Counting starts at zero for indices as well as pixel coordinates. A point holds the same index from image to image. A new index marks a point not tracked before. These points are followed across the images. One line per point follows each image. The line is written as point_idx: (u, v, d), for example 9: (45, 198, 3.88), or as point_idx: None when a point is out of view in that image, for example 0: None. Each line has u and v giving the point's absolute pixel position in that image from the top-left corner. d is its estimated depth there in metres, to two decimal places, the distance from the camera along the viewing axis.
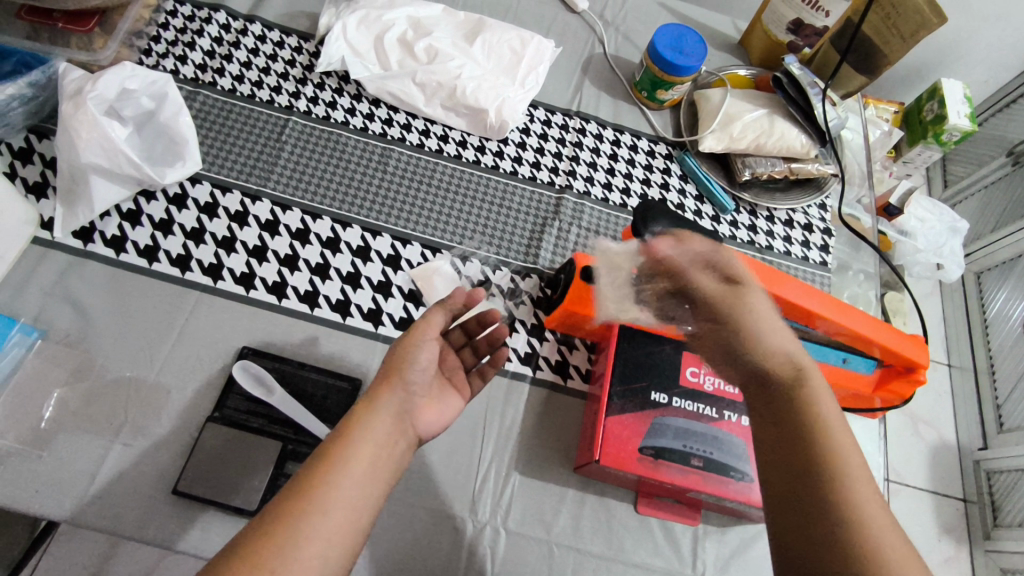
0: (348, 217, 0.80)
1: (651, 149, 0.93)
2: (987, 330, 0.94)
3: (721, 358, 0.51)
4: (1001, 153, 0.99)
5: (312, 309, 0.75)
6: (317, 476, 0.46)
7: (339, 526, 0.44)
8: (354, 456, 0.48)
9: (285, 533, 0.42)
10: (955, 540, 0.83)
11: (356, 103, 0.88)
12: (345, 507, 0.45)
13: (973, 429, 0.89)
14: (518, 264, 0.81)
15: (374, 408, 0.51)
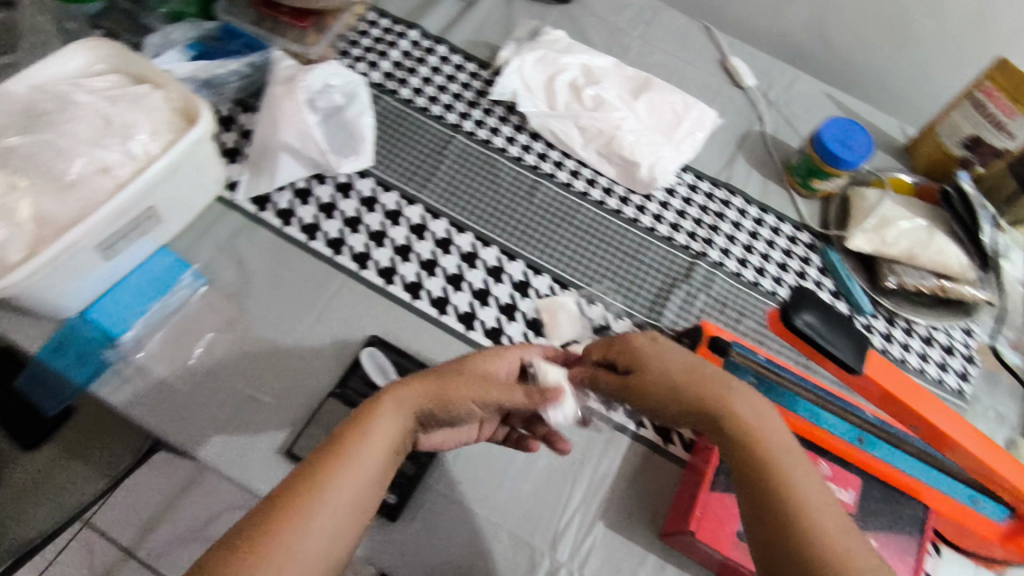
0: (489, 237, 0.84)
1: (793, 235, 0.91)
2: None
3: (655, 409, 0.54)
4: None
5: (440, 315, 0.78)
6: (309, 485, 0.46)
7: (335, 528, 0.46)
8: (349, 468, 0.48)
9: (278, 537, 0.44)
10: None
11: (517, 134, 0.92)
12: (340, 509, 0.47)
13: None
14: (641, 318, 0.82)
15: (375, 421, 0.50)
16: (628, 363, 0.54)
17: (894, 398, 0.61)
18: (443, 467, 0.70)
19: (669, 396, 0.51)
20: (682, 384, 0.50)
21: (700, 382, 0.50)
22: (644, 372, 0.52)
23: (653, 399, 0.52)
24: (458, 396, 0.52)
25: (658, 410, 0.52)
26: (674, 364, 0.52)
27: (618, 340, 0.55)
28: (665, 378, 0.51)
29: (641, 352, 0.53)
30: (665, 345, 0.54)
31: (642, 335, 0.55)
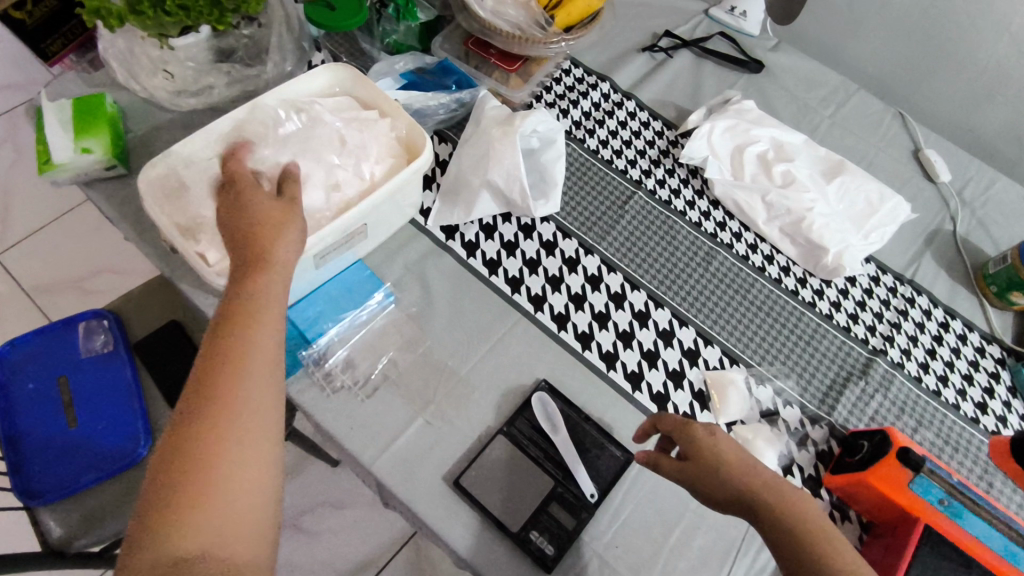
0: (662, 298, 0.84)
1: (982, 346, 0.86)
2: None
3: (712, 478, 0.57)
4: None
5: (608, 370, 0.78)
6: (213, 403, 0.47)
7: (262, 445, 0.48)
8: (221, 382, 0.48)
9: (199, 476, 0.44)
10: None
11: (697, 199, 0.93)
12: (255, 428, 0.48)
13: None
14: (812, 408, 0.79)
15: (255, 311, 0.51)
16: (690, 450, 0.60)
17: None
18: (601, 528, 0.68)
19: (723, 482, 0.57)
20: (744, 476, 0.56)
21: (744, 469, 0.57)
22: (702, 460, 0.58)
23: (717, 471, 0.57)
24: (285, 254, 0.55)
25: (710, 495, 0.57)
26: (738, 460, 0.58)
27: (689, 427, 0.61)
28: (727, 472, 0.57)
29: (701, 442, 0.59)
30: (723, 438, 0.60)
31: (697, 423, 0.61)
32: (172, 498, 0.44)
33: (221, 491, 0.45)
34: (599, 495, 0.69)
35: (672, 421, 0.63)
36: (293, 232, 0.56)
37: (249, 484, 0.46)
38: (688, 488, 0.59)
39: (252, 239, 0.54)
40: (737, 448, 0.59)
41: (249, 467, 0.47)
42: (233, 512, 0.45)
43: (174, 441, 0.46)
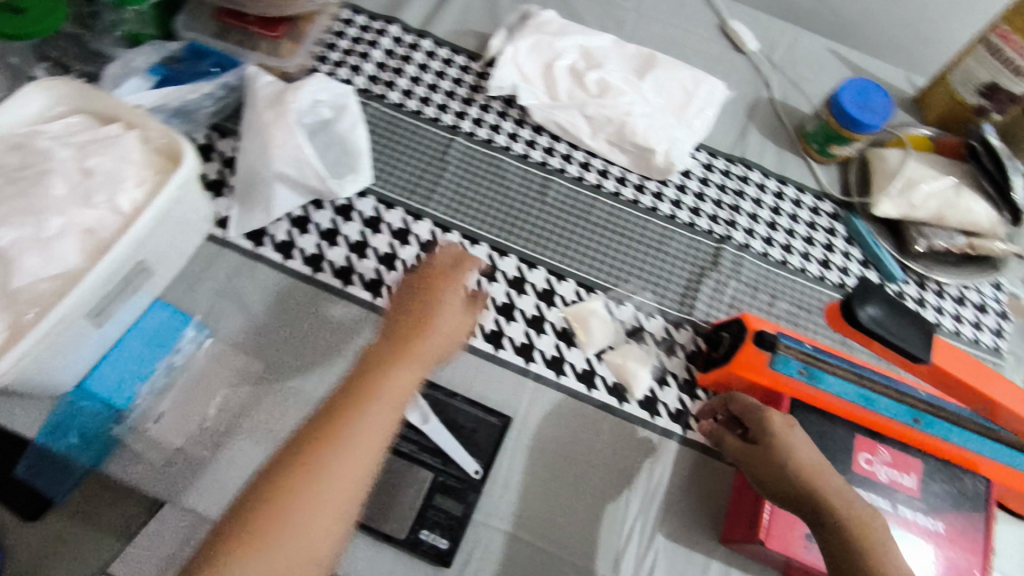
0: (505, 245, 0.79)
1: (816, 205, 0.88)
2: None
3: (767, 469, 0.57)
4: None
5: (466, 337, 0.73)
6: (326, 439, 0.47)
7: (349, 486, 0.46)
8: (332, 461, 0.46)
9: (289, 497, 0.44)
10: None
11: (519, 129, 0.87)
12: (354, 466, 0.47)
13: None
14: (674, 313, 0.78)
15: (394, 371, 0.52)
16: (760, 433, 0.59)
17: (961, 384, 0.59)
18: (491, 500, 0.66)
19: (784, 475, 0.56)
20: (809, 469, 0.55)
21: (810, 467, 0.56)
22: (766, 449, 0.58)
23: (778, 462, 0.56)
24: (434, 334, 0.56)
25: (765, 482, 0.57)
26: (807, 457, 0.56)
27: (760, 412, 0.60)
28: (793, 464, 0.56)
29: (772, 430, 0.58)
30: (798, 435, 0.58)
31: (770, 410, 0.60)
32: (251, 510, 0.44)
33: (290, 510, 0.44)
34: (484, 470, 0.67)
35: (745, 403, 0.62)
36: (458, 315, 0.59)
37: (327, 516, 0.45)
38: (748, 472, 0.59)
39: (417, 322, 0.57)
40: (807, 445, 0.58)
41: (327, 507, 0.45)
42: (292, 540, 0.43)
43: (242, 509, 0.44)
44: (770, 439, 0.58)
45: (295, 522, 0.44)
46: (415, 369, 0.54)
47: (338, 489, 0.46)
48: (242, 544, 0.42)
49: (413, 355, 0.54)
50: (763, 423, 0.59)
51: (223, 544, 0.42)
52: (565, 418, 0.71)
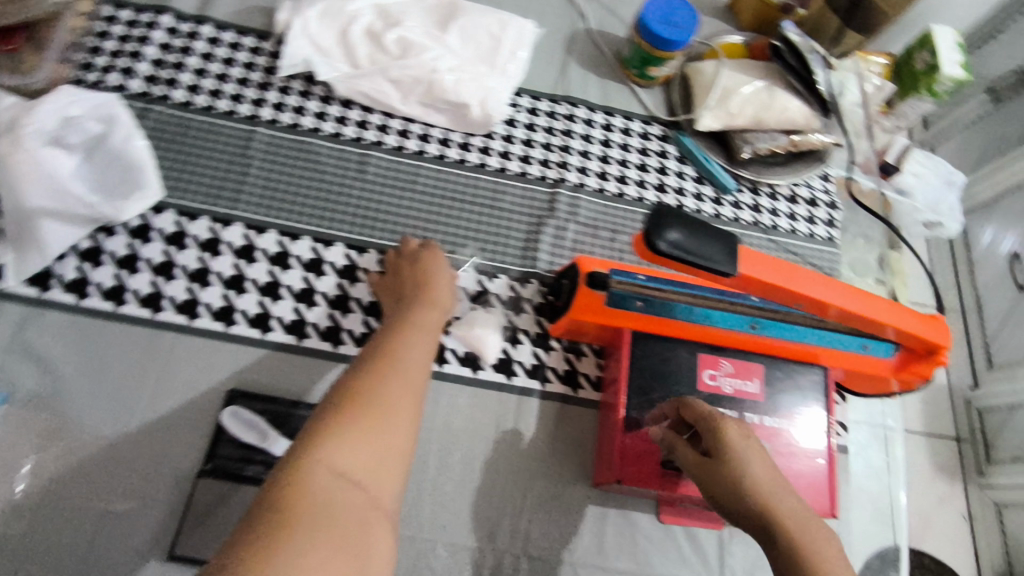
0: (330, 234, 0.75)
1: (645, 131, 0.87)
2: (974, 267, 0.99)
3: (722, 492, 0.48)
4: (978, 91, 1.00)
5: (301, 340, 0.70)
6: (361, 390, 0.52)
7: (404, 434, 0.51)
8: (374, 397, 0.52)
9: (344, 438, 0.48)
10: (952, 477, 0.89)
11: (325, 107, 0.81)
12: (393, 412, 0.52)
13: (964, 369, 0.95)
14: (516, 269, 0.77)
15: (406, 340, 0.59)
16: (715, 446, 0.50)
17: (774, 287, 0.59)
18: None
19: (738, 500, 0.47)
20: (766, 493, 0.47)
21: (768, 490, 0.47)
22: (722, 470, 0.49)
23: (734, 484, 0.48)
24: (439, 313, 0.65)
25: (720, 505, 0.49)
26: (765, 478, 0.48)
27: (713, 421, 0.51)
28: (751, 488, 0.47)
29: (732, 449, 0.49)
30: (759, 452, 0.49)
31: (726, 419, 0.51)
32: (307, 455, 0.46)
33: (332, 449, 0.47)
34: None
35: (703, 411, 0.53)
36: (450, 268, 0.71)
37: (376, 456, 0.49)
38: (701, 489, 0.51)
39: (426, 275, 0.69)
40: (765, 462, 0.49)
41: (387, 443, 0.50)
42: (345, 479, 0.46)
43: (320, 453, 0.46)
44: (725, 456, 0.49)
45: (351, 465, 0.47)
46: (436, 314, 0.65)
47: (383, 433, 0.50)
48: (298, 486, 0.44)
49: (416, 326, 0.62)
50: (719, 437, 0.50)
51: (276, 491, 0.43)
52: (419, 400, 0.70)
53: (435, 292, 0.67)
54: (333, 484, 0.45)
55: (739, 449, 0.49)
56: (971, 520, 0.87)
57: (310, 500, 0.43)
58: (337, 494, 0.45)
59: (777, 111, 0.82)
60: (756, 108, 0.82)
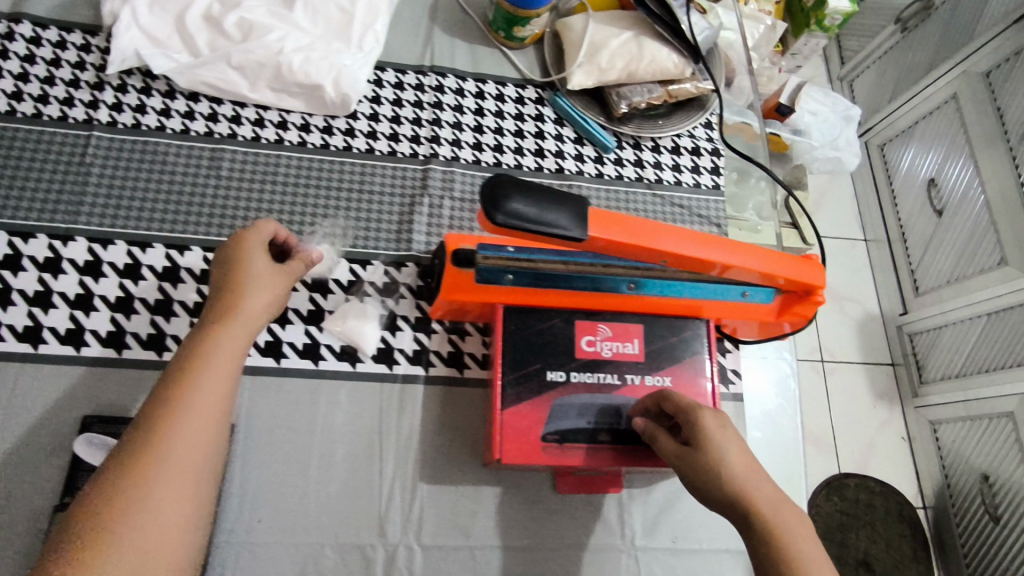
0: (184, 239, 0.71)
1: (519, 94, 0.84)
2: (897, 201, 1.37)
3: (695, 475, 0.52)
4: (892, 29, 1.39)
5: (161, 354, 0.66)
6: (151, 432, 0.47)
7: (190, 461, 0.47)
8: (166, 438, 0.47)
9: (128, 496, 0.44)
10: (891, 403, 1.30)
11: (169, 102, 0.75)
12: (184, 447, 0.47)
13: (894, 301, 1.35)
14: (390, 254, 0.73)
15: (211, 344, 0.53)
16: (693, 435, 0.54)
17: (629, 248, 0.58)
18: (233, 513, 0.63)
19: (714, 485, 0.51)
20: (739, 476, 0.50)
21: (742, 476, 0.51)
22: (699, 454, 0.53)
23: (707, 466, 0.52)
24: (263, 297, 0.58)
25: (698, 490, 0.52)
26: (739, 463, 0.51)
27: (692, 411, 0.55)
28: (724, 471, 0.51)
29: (707, 436, 0.53)
30: (734, 440, 0.53)
31: (704, 409, 0.55)
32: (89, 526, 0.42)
33: (118, 509, 0.43)
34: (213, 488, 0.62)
35: (681, 402, 0.57)
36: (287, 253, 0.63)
37: (169, 498, 0.45)
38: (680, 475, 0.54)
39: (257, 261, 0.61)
40: (741, 449, 0.53)
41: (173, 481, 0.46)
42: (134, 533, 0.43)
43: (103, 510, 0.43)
44: (700, 443, 0.53)
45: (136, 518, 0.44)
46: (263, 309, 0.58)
47: (177, 474, 0.46)
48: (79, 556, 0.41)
49: (232, 325, 0.55)
50: (696, 426, 0.54)
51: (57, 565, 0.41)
52: (294, 401, 0.67)
53: (260, 275, 0.59)
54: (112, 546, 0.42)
55: (713, 435, 0.53)
56: (910, 440, 1.27)
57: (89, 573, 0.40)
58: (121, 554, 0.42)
59: (648, 61, 0.80)
60: (627, 59, 0.79)
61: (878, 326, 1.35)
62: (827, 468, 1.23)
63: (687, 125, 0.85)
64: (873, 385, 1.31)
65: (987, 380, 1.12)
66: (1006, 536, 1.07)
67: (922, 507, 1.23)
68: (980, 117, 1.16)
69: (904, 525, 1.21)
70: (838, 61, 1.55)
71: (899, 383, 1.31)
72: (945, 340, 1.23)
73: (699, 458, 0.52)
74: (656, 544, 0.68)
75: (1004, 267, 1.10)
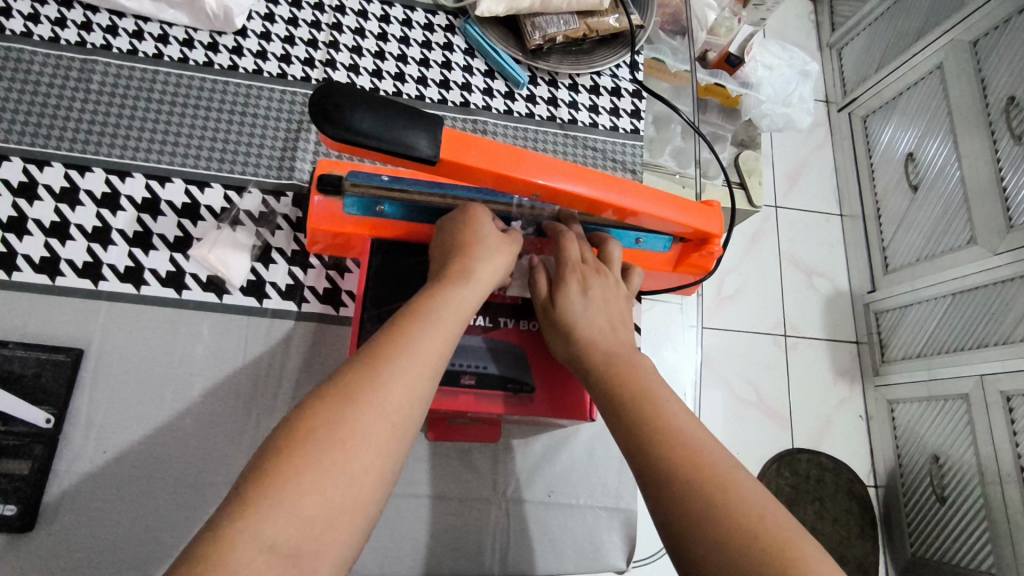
0: (44, 154, 0.66)
1: (428, 21, 0.78)
2: (874, 174, 1.32)
3: (552, 328, 0.55)
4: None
5: (10, 274, 0.62)
6: (406, 316, 0.44)
7: (444, 330, 0.44)
8: (439, 305, 0.45)
9: (350, 394, 0.37)
10: (852, 383, 1.25)
11: (39, 7, 0.70)
12: (414, 377, 0.40)
13: (864, 278, 1.30)
14: (270, 181, 0.69)
15: (478, 250, 0.52)
16: (560, 295, 0.55)
17: (494, 175, 0.53)
18: (75, 446, 0.59)
19: (569, 342, 0.53)
20: (591, 332, 0.53)
21: (591, 335, 0.52)
22: (556, 315, 0.55)
23: (560, 325, 0.54)
24: (499, 253, 0.53)
25: (556, 348, 0.55)
26: (596, 322, 0.53)
27: (562, 271, 0.56)
28: (574, 329, 0.53)
29: (569, 303, 0.54)
30: (589, 305, 0.54)
31: (572, 269, 0.56)
32: (308, 410, 0.37)
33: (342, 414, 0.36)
34: (56, 416, 0.58)
35: (568, 250, 0.57)
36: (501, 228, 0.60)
37: (386, 426, 0.37)
38: (540, 317, 0.57)
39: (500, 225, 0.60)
40: (600, 314, 0.54)
41: (433, 340, 0.43)
42: (344, 462, 0.35)
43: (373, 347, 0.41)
44: (561, 307, 0.55)
45: (358, 439, 0.36)
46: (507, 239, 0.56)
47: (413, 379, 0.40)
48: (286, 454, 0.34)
49: (463, 278, 0.49)
50: (569, 290, 0.55)
51: (270, 447, 0.35)
52: (151, 330, 0.63)
53: (494, 229, 0.55)
54: (338, 461, 0.34)
55: (577, 300, 0.54)
56: (867, 418, 1.23)
57: (297, 471, 0.34)
58: (339, 474, 0.34)
59: None
60: None
61: (845, 302, 1.31)
62: (781, 441, 1.17)
63: (609, 62, 0.79)
64: (835, 362, 1.26)
65: (948, 361, 1.08)
66: (951, 517, 1.05)
67: (873, 486, 1.20)
68: (963, 88, 1.10)
69: (853, 503, 1.18)
70: (829, 26, 1.49)
71: (862, 362, 1.26)
72: (909, 320, 1.18)
73: (554, 320, 0.55)
74: (529, 498, 0.66)
75: (973, 245, 1.05)
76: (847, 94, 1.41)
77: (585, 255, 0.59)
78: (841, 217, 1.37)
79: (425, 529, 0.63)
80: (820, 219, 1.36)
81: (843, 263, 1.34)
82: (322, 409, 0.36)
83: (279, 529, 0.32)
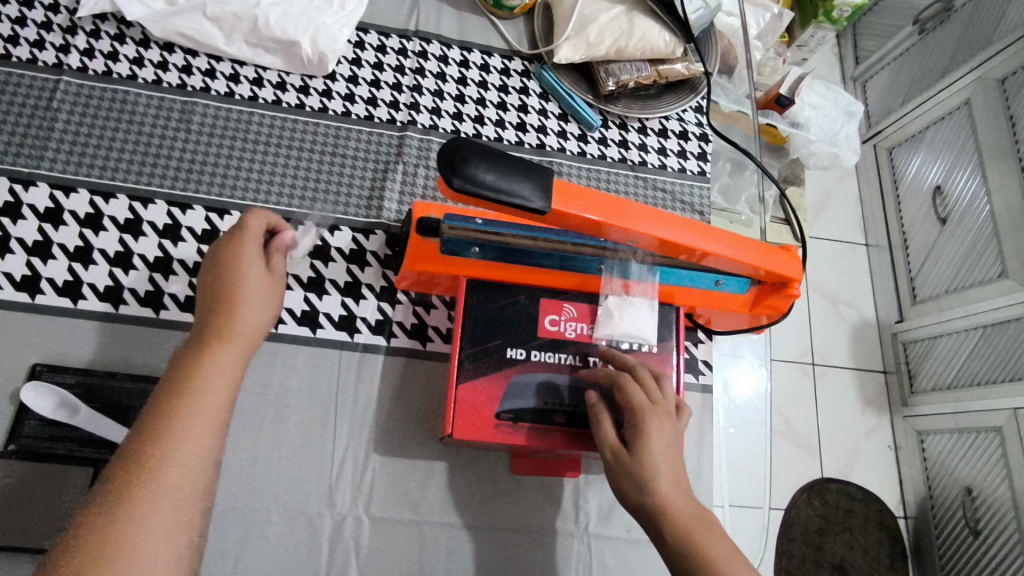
0: (149, 191, 0.69)
1: (505, 66, 0.82)
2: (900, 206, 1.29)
3: (626, 482, 0.54)
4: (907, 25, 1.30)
5: (116, 308, 0.65)
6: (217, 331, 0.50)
7: (238, 348, 0.50)
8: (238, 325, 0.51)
9: (151, 461, 0.42)
10: (879, 411, 1.21)
11: (143, 51, 0.74)
12: (221, 390, 0.47)
13: (890, 309, 1.26)
14: (359, 220, 0.72)
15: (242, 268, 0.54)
16: (638, 451, 0.54)
17: (599, 225, 0.56)
18: None
19: (646, 495, 0.52)
20: (668, 490, 0.52)
21: (669, 496, 0.52)
22: (634, 474, 0.53)
23: (640, 485, 0.53)
24: (269, 291, 0.55)
25: (626, 499, 0.54)
26: (674, 486, 0.53)
27: (641, 424, 0.54)
28: (654, 490, 0.52)
29: (649, 466, 0.53)
30: (668, 465, 0.54)
31: (650, 421, 0.55)
32: (142, 445, 0.43)
33: (169, 457, 0.43)
34: None
35: (636, 399, 0.56)
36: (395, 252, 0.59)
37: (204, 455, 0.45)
38: (608, 467, 0.55)
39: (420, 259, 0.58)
40: (675, 467, 0.54)
41: (231, 355, 0.49)
42: (168, 486, 0.42)
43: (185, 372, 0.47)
44: (640, 466, 0.53)
45: (187, 463, 0.43)
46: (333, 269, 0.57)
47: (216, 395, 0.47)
48: (131, 485, 0.41)
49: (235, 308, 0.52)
50: (653, 452, 0.53)
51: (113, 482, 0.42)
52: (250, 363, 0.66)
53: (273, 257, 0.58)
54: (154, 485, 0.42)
55: (660, 461, 0.53)
56: (897, 448, 1.18)
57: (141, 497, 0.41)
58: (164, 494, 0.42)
59: (637, 42, 0.76)
60: (615, 43, 0.76)
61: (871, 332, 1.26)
62: (811, 470, 1.14)
63: (678, 107, 0.82)
64: (862, 391, 1.21)
65: (978, 394, 1.05)
66: (986, 552, 1.01)
67: (903, 517, 1.14)
68: (992, 126, 1.09)
69: (883, 534, 1.12)
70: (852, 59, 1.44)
71: (889, 392, 1.22)
72: (938, 352, 1.16)
73: (634, 480, 0.53)
74: (610, 532, 0.68)
75: (1004, 279, 1.04)
76: (872, 127, 1.38)
77: (652, 395, 0.57)
78: (866, 247, 1.33)
79: (510, 562, 0.65)
80: (845, 248, 1.32)
81: (868, 291, 1.29)
82: (135, 481, 0.41)
83: (145, 551, 0.40)
